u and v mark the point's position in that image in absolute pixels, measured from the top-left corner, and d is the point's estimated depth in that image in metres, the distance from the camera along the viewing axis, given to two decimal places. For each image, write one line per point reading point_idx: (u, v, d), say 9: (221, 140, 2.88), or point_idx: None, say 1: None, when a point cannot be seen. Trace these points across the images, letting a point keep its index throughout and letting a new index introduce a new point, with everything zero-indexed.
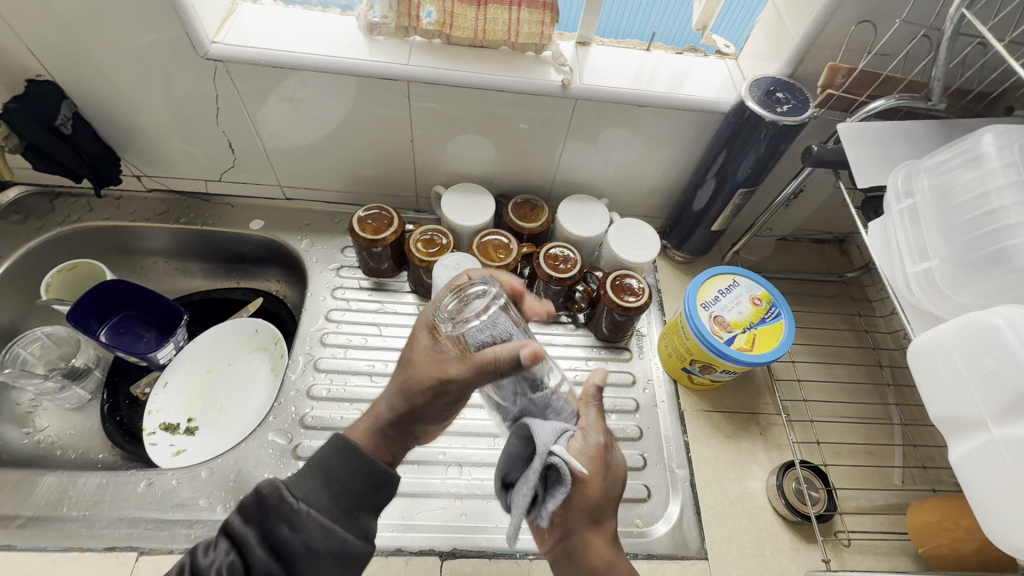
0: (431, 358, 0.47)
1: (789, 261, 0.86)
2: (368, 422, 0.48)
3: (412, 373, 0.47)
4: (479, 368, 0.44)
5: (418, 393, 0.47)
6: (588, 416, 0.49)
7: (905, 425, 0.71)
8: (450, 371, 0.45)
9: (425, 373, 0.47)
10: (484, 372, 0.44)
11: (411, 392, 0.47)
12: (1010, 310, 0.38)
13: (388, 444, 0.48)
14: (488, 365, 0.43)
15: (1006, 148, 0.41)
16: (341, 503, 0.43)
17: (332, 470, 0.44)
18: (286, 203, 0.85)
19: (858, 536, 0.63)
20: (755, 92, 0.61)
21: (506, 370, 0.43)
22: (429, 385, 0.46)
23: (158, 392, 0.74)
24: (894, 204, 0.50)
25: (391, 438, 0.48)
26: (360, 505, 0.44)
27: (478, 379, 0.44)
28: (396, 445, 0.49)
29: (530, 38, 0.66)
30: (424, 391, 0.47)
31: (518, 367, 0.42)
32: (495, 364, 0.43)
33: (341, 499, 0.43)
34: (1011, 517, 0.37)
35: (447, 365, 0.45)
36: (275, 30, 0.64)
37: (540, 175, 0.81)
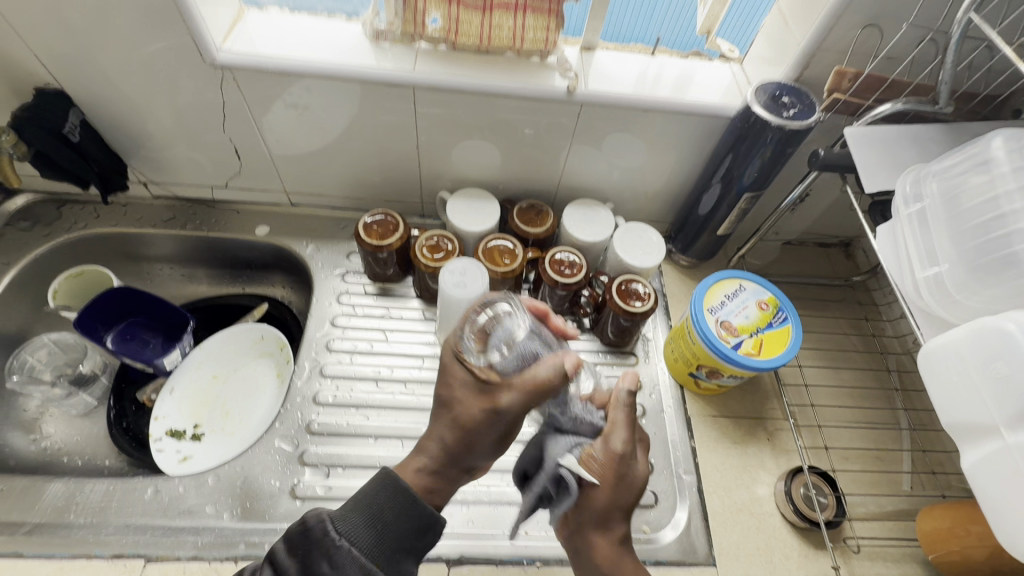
0: (478, 397, 0.46)
1: (795, 265, 0.86)
2: (418, 462, 0.46)
3: (462, 411, 0.46)
4: (532, 392, 0.45)
5: (472, 431, 0.46)
6: (615, 422, 0.47)
7: (914, 430, 0.71)
8: (500, 409, 0.45)
9: (477, 411, 0.46)
10: (535, 395, 0.45)
11: (464, 431, 0.46)
12: (1021, 315, 0.37)
13: (438, 491, 0.46)
14: (534, 389, 0.45)
15: (1016, 151, 0.41)
16: (385, 546, 0.41)
17: (378, 510, 0.42)
18: (292, 209, 0.86)
19: (867, 542, 0.63)
20: (761, 97, 0.61)
21: (556, 387, 0.45)
22: (484, 422, 0.46)
23: (164, 399, 0.74)
24: (903, 208, 0.49)
25: (446, 473, 0.47)
26: (402, 549, 0.42)
27: (529, 403, 0.46)
28: (452, 480, 0.47)
29: (535, 44, 0.66)
30: (478, 427, 0.46)
31: (564, 381, 0.46)
32: (544, 383, 0.45)
33: (385, 542, 0.41)
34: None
35: (497, 401, 0.45)
36: (282, 38, 0.65)
37: (544, 180, 0.81)
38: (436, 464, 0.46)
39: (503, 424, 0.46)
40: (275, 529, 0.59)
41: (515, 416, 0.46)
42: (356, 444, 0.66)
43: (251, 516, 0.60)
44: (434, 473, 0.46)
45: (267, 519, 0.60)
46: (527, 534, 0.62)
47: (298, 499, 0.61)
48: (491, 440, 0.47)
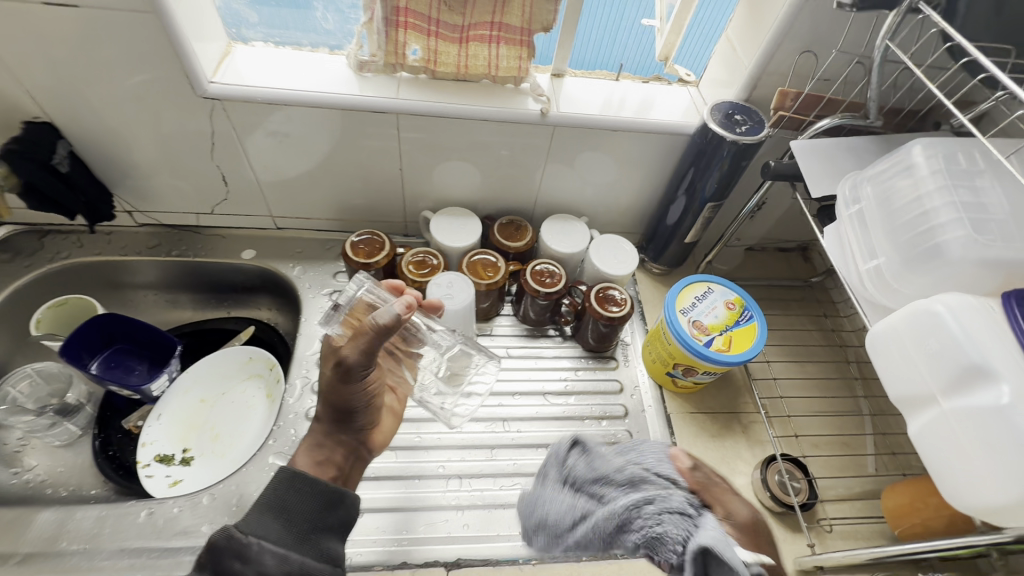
0: (329, 362, 0.52)
1: (758, 269, 0.92)
2: (304, 442, 0.54)
3: (324, 387, 0.52)
4: (365, 344, 0.49)
5: (335, 395, 0.52)
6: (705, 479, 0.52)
7: (874, 416, 0.76)
8: (343, 361, 0.50)
9: (329, 377, 0.52)
10: (370, 342, 0.49)
11: (330, 401, 0.53)
12: (949, 297, 0.43)
13: (327, 462, 0.52)
14: (371, 335, 0.49)
15: (932, 158, 0.48)
16: (296, 532, 0.45)
17: (282, 501, 0.46)
18: (277, 232, 0.87)
19: (839, 522, 0.67)
20: (716, 115, 0.67)
21: (388, 330, 0.49)
22: (336, 388, 0.51)
23: (152, 424, 0.75)
24: (844, 210, 0.55)
25: (334, 443, 0.54)
26: (317, 527, 0.46)
27: (368, 353, 0.49)
28: (340, 449, 0.54)
29: (509, 71, 0.71)
30: (336, 389, 0.52)
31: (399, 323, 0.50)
32: (376, 329, 0.49)
33: (294, 525, 0.45)
34: (969, 484, 0.41)
35: (339, 359, 0.50)
36: (271, 70, 0.68)
37: (523, 198, 0.86)
38: (319, 440, 0.54)
39: (357, 379, 0.51)
40: None
41: (358, 369, 0.50)
42: None
43: None
44: (318, 449, 0.53)
45: None
46: (522, 534, 0.64)
47: None
48: (353, 395, 0.53)
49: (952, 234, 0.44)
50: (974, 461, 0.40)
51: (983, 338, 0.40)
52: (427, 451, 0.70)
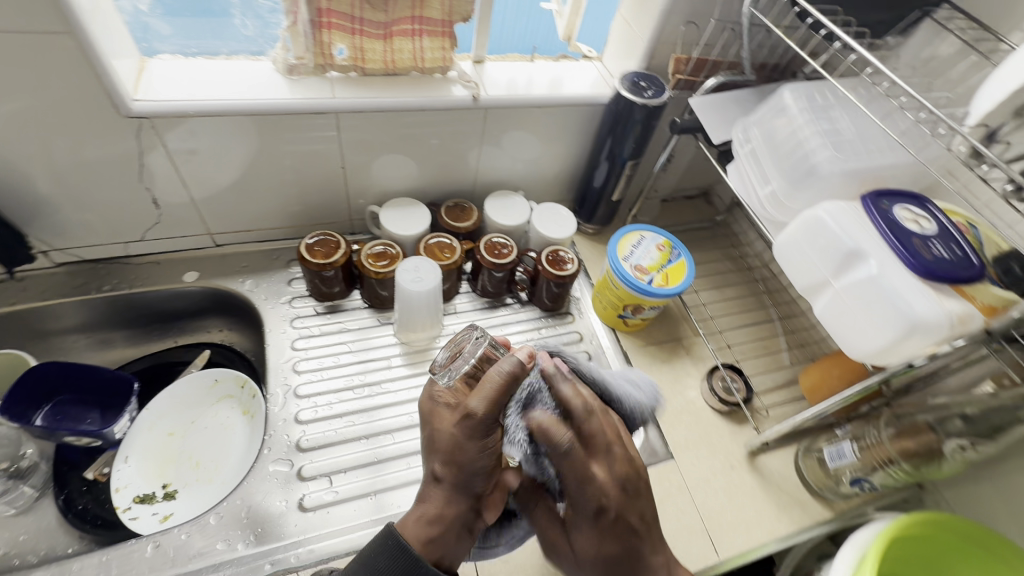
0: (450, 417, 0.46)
1: (673, 217, 1.06)
2: (417, 513, 0.47)
3: (445, 444, 0.46)
4: (493, 395, 0.44)
5: (456, 457, 0.46)
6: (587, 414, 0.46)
7: (782, 319, 0.93)
8: (471, 413, 0.44)
9: (450, 433, 0.46)
10: (499, 392, 0.45)
11: (451, 464, 0.46)
12: (827, 204, 0.56)
13: (438, 542, 0.45)
14: (498, 382, 0.45)
15: (799, 100, 0.61)
16: None
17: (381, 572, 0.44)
18: (217, 250, 0.85)
19: (773, 406, 0.82)
20: (625, 84, 0.77)
21: (514, 375, 0.45)
22: (460, 446, 0.45)
23: (122, 468, 0.71)
24: (740, 149, 0.67)
25: (449, 517, 0.46)
26: None
27: (495, 402, 0.45)
28: (455, 526, 0.46)
29: (434, 62, 0.76)
30: (460, 450, 0.45)
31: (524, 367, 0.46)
32: (502, 376, 0.45)
33: None
34: (859, 340, 0.54)
35: (465, 412, 0.45)
36: (195, 83, 0.67)
37: (462, 181, 0.91)
38: (433, 514, 0.46)
39: (483, 436, 0.45)
40: (296, 542, 0.62)
41: (487, 424, 0.45)
42: (350, 447, 0.70)
43: (266, 539, 0.61)
44: (430, 524, 0.46)
45: (285, 537, 0.62)
46: None
47: (309, 511, 0.64)
48: (479, 457, 0.46)
49: (822, 156, 0.57)
50: (860, 322, 0.54)
51: (853, 230, 0.54)
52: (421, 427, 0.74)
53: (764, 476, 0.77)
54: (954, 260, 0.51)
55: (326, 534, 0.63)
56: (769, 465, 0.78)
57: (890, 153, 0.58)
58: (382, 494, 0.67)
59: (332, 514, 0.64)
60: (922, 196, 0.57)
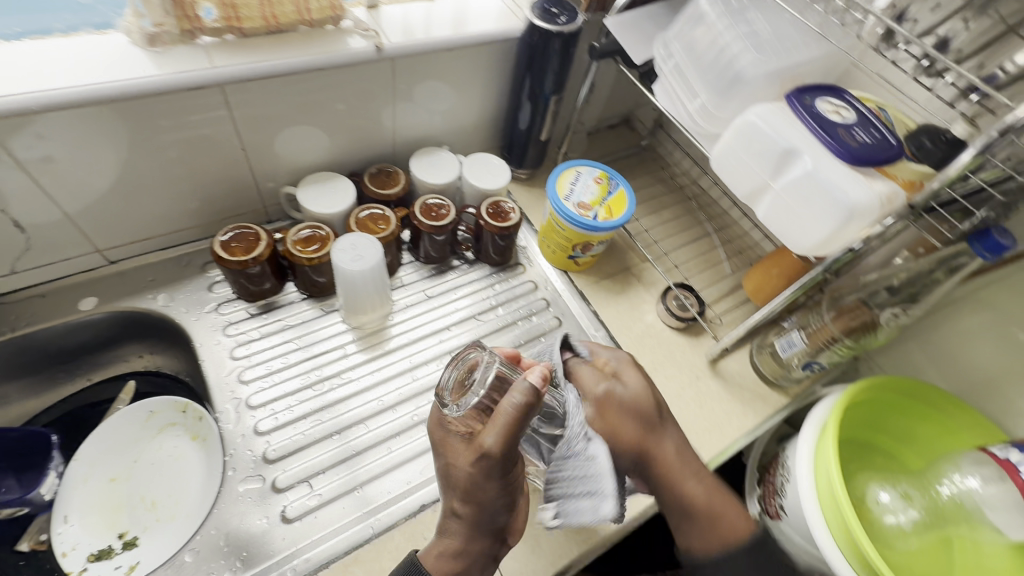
0: (465, 456, 0.46)
1: (600, 149, 1.05)
2: (439, 547, 0.50)
3: (462, 481, 0.47)
4: (506, 430, 0.43)
5: (474, 495, 0.47)
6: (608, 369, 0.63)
7: (718, 231, 0.96)
8: (483, 450, 0.44)
9: (468, 475, 0.46)
10: (510, 427, 0.43)
11: (470, 501, 0.48)
12: (757, 107, 0.56)
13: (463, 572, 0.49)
14: (509, 416, 0.43)
15: (715, 4, 0.60)
16: None
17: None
18: (112, 268, 0.73)
19: (724, 314, 0.87)
20: (536, 13, 0.73)
21: (527, 411, 0.43)
22: (475, 482, 0.46)
23: (65, 530, 0.64)
24: (664, 66, 0.66)
25: (472, 553, 0.49)
26: None
27: (510, 439, 0.43)
28: (479, 556, 0.50)
29: (323, 12, 0.67)
30: (478, 490, 0.46)
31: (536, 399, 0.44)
32: (514, 412, 0.43)
33: None
34: (802, 235, 0.57)
35: (479, 453, 0.44)
36: (32, 72, 0.55)
37: (380, 144, 0.83)
38: (457, 547, 0.50)
39: (499, 472, 0.45)
40: (287, 556, 0.58)
41: (501, 459, 0.44)
42: (323, 446, 0.66)
43: (255, 562, 0.57)
44: (455, 557, 0.49)
45: (274, 554, 0.58)
46: None
47: (294, 521, 0.60)
48: (494, 492, 0.47)
49: (746, 60, 0.57)
50: (803, 219, 0.56)
51: (785, 131, 0.55)
52: (393, 409, 0.71)
53: (727, 379, 0.82)
54: (875, 143, 0.54)
55: (319, 539, 0.59)
56: (729, 368, 0.83)
57: (809, 48, 0.58)
58: (368, 486, 0.64)
59: (320, 518, 0.61)
60: (838, 87, 0.59)
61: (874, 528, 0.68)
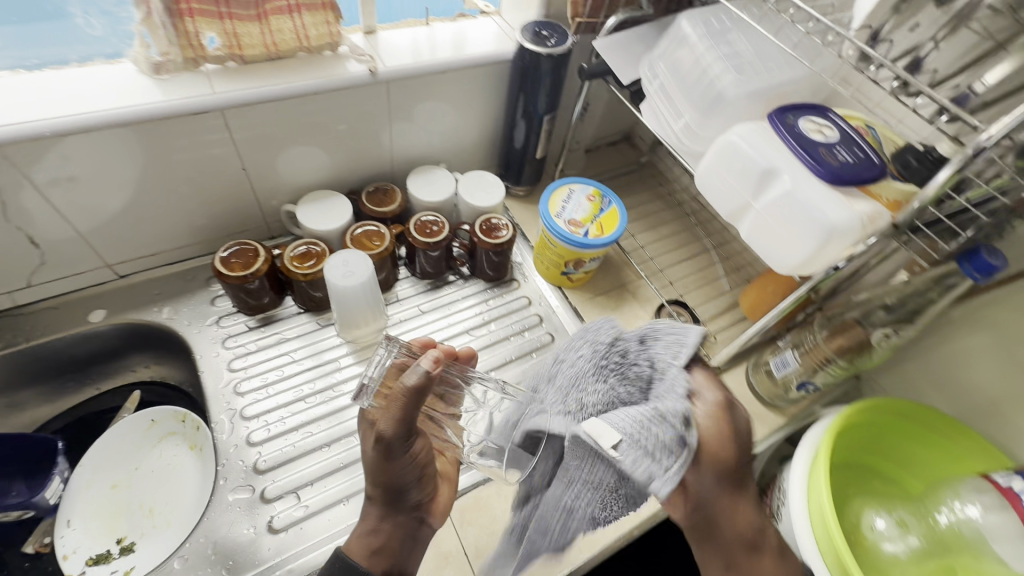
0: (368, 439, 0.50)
1: (599, 165, 1.06)
2: (359, 530, 0.54)
3: (371, 465, 0.51)
4: (394, 412, 0.47)
5: (380, 474, 0.51)
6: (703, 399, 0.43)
7: (717, 247, 0.96)
8: (381, 433, 0.48)
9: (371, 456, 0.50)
10: (398, 409, 0.47)
11: (378, 479, 0.52)
12: (739, 127, 0.57)
13: (381, 550, 0.52)
14: (397, 400, 0.47)
15: (697, 27, 0.60)
16: None
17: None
18: (122, 281, 0.77)
19: (720, 332, 0.86)
20: (527, 35, 0.74)
21: (418, 393, 0.46)
22: (379, 462, 0.50)
23: (66, 533, 0.66)
24: (650, 87, 0.67)
25: (385, 530, 0.53)
26: None
27: (400, 420, 0.47)
28: (396, 535, 0.53)
29: (321, 38, 0.70)
30: (382, 469, 0.50)
31: (428, 382, 0.46)
32: (403, 395, 0.46)
33: None
34: (780, 249, 0.56)
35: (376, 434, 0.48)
36: (48, 100, 0.59)
37: (378, 163, 0.86)
38: (371, 527, 0.53)
39: (397, 451, 0.49)
40: (272, 565, 0.59)
41: (397, 440, 0.48)
42: (312, 458, 0.67)
43: (241, 570, 0.59)
44: (371, 537, 0.53)
45: (259, 563, 0.59)
46: None
47: (280, 531, 0.62)
48: (399, 471, 0.51)
49: (726, 81, 0.57)
50: (778, 234, 0.56)
51: (766, 150, 0.55)
52: None
53: None
54: (858, 163, 0.53)
55: (304, 549, 0.61)
56: None
57: (790, 69, 0.59)
58: (354, 499, 0.65)
59: (305, 530, 0.62)
60: (823, 106, 0.59)
61: (869, 555, 0.66)
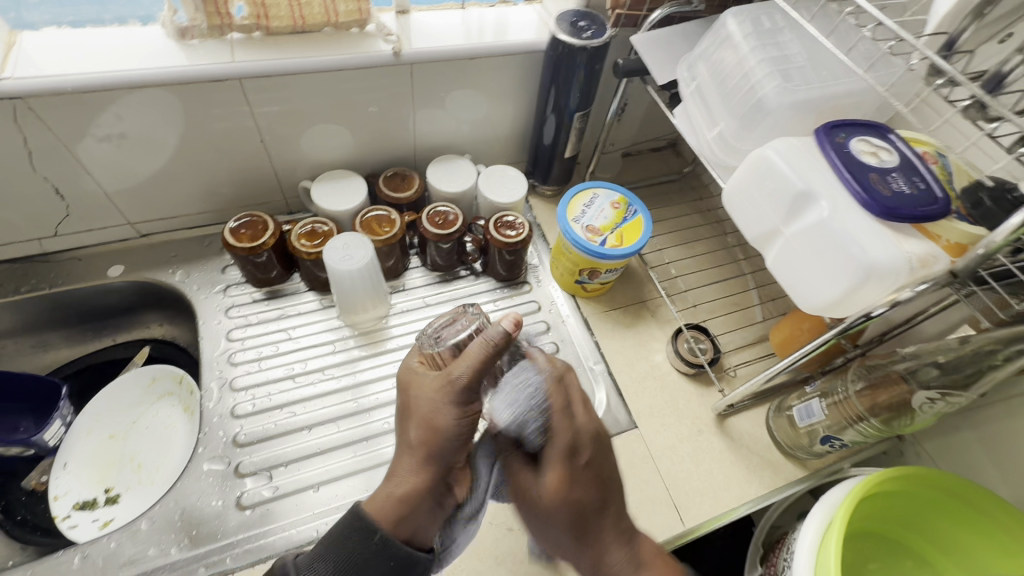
0: (432, 386, 0.46)
1: (637, 171, 0.99)
2: (387, 489, 0.46)
3: (424, 414, 0.46)
4: (476, 360, 0.46)
5: (432, 425, 0.45)
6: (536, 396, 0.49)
7: (754, 273, 0.87)
8: (455, 380, 0.46)
9: (431, 402, 0.46)
10: (481, 359, 0.46)
11: (429, 431, 0.45)
12: (775, 141, 0.50)
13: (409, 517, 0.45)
14: (482, 349, 0.46)
15: (743, 25, 0.54)
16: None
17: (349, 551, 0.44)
18: (143, 240, 0.79)
19: (742, 366, 0.78)
20: (562, 26, 0.69)
21: (499, 348, 0.46)
22: (442, 410, 0.45)
23: (60, 476, 0.68)
24: (686, 89, 0.61)
25: (420, 491, 0.45)
26: None
27: (479, 369, 0.46)
28: (425, 503, 0.46)
29: (350, 15, 0.68)
30: (441, 419, 0.45)
31: (507, 340, 0.47)
32: (488, 345, 0.46)
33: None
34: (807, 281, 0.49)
35: (450, 378, 0.46)
36: (78, 56, 0.60)
37: (402, 147, 0.84)
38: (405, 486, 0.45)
39: (463, 403, 0.46)
40: (232, 543, 0.59)
41: (470, 388, 0.46)
42: (291, 439, 0.67)
43: (202, 541, 0.59)
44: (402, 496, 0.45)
45: (221, 537, 0.59)
46: None
47: (246, 509, 0.61)
48: (454, 432, 0.46)
49: (768, 88, 0.51)
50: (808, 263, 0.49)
51: (803, 170, 0.48)
52: (368, 412, 0.70)
53: (733, 439, 0.73)
54: (916, 196, 0.45)
55: (266, 532, 0.60)
56: (739, 427, 0.74)
57: (847, 79, 0.51)
58: (324, 487, 0.63)
59: (271, 512, 0.61)
60: (885, 125, 0.51)
61: None
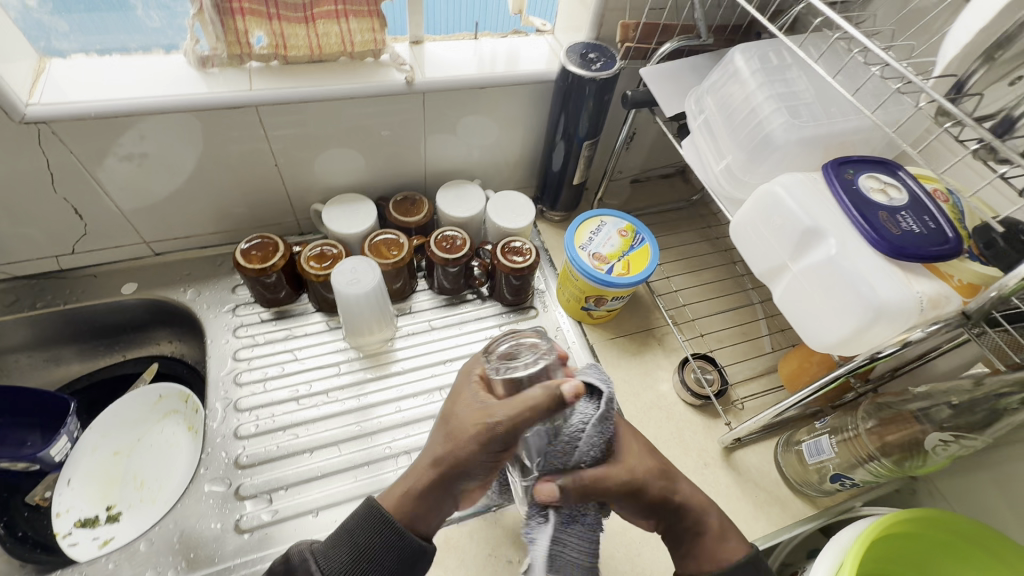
0: (473, 416, 0.44)
1: (645, 198, 1.00)
2: (403, 488, 0.46)
3: (454, 436, 0.45)
4: (518, 412, 0.42)
5: (459, 451, 0.44)
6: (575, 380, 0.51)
7: (763, 302, 0.86)
8: (491, 426, 0.42)
9: (468, 430, 0.44)
10: (526, 415, 0.42)
11: (453, 454, 0.44)
12: (784, 178, 0.49)
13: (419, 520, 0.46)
14: (526, 406, 0.42)
15: (750, 62, 0.54)
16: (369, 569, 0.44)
17: (363, 539, 0.45)
18: (157, 259, 0.81)
19: (749, 399, 0.77)
20: (572, 57, 0.70)
21: (552, 411, 0.42)
22: (470, 444, 0.43)
23: (63, 492, 0.68)
24: (693, 121, 0.61)
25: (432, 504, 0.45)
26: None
27: (519, 424, 0.42)
28: (435, 511, 0.46)
29: (365, 45, 0.70)
30: (467, 452, 0.44)
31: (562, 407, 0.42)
32: (535, 404, 0.42)
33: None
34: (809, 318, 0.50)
35: (487, 421, 0.43)
36: (103, 83, 0.63)
37: (413, 171, 0.85)
38: (418, 494, 0.46)
39: (497, 447, 0.43)
40: (229, 568, 0.59)
41: (505, 437, 0.43)
42: (293, 462, 0.66)
43: (198, 566, 0.58)
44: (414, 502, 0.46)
45: (218, 562, 0.59)
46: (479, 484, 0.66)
47: (245, 533, 0.61)
48: (481, 465, 0.44)
49: (776, 124, 0.51)
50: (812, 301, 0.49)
51: (813, 209, 0.47)
52: (370, 436, 0.70)
53: (740, 473, 0.71)
54: (926, 235, 0.45)
55: (264, 557, 0.59)
56: (746, 461, 0.72)
57: (854, 117, 0.52)
58: (323, 513, 0.63)
59: (269, 536, 0.61)
60: (894, 163, 0.50)
61: None
